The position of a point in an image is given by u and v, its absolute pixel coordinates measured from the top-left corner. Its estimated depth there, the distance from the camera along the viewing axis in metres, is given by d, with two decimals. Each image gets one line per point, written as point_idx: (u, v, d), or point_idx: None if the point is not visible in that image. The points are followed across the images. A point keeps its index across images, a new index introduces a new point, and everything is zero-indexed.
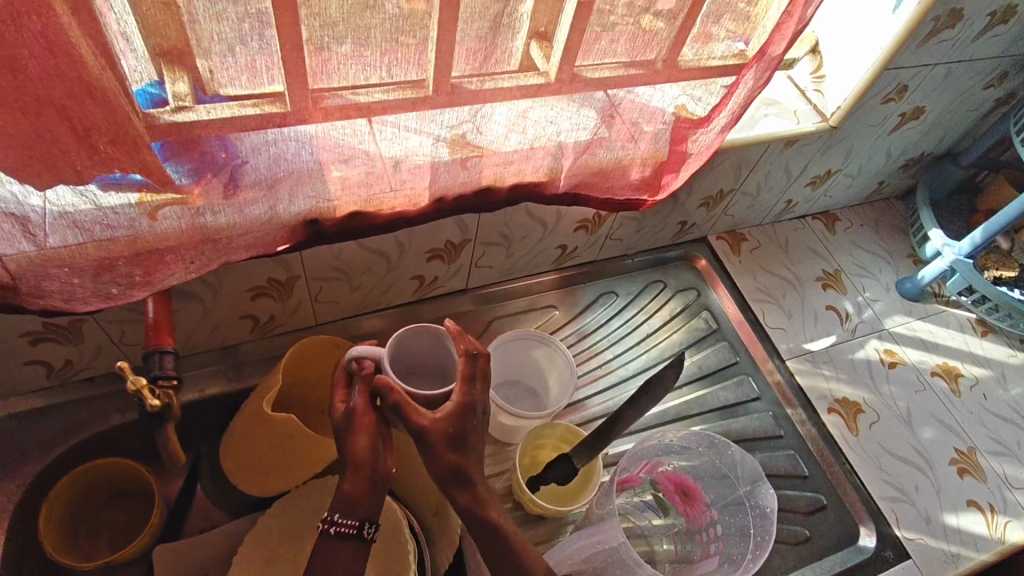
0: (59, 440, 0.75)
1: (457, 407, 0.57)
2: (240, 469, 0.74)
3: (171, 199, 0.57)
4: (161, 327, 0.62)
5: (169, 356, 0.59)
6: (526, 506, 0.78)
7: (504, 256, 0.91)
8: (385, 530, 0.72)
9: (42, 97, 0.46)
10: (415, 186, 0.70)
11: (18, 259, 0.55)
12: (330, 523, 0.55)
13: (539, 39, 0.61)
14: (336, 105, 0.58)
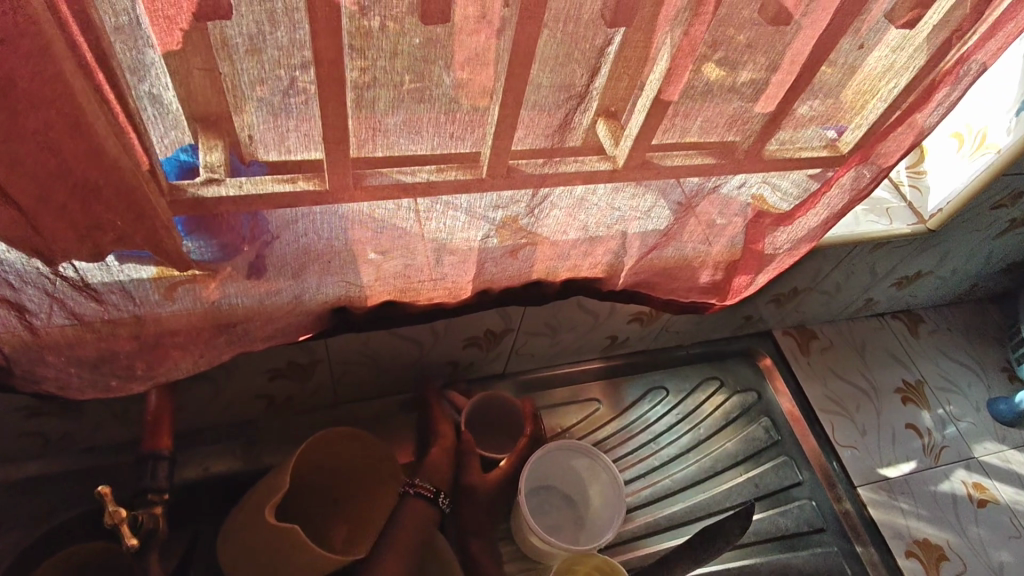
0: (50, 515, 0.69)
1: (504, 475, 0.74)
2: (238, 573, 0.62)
3: (188, 278, 0.51)
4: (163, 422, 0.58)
5: (163, 463, 0.56)
6: None
7: (548, 344, 0.83)
8: None
9: (52, 174, 0.41)
10: (457, 279, 0.62)
11: (11, 341, 0.49)
12: (410, 485, 0.69)
13: (608, 117, 0.52)
14: (379, 184, 0.50)
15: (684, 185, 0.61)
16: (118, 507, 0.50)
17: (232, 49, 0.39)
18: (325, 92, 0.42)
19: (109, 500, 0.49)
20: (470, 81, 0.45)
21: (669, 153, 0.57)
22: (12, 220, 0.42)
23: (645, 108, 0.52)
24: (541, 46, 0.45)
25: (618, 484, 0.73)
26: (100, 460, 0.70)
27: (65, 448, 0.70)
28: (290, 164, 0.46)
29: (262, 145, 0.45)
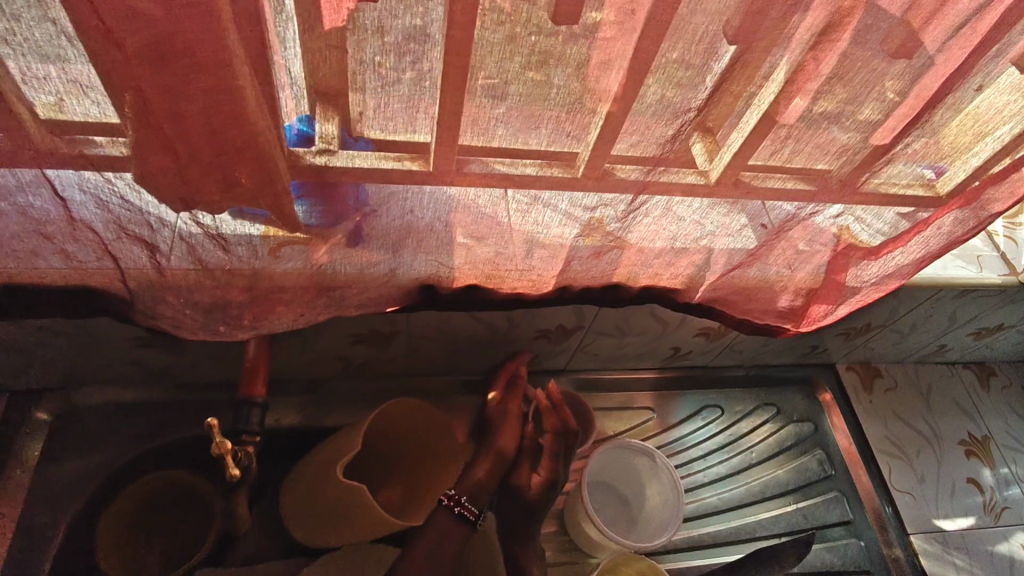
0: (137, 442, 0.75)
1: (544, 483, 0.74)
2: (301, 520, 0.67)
3: (298, 240, 0.54)
4: (258, 371, 0.62)
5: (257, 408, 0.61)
6: None
7: (613, 347, 0.84)
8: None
9: (196, 127, 0.44)
10: (543, 272, 0.64)
11: (138, 276, 0.54)
12: (455, 503, 0.68)
13: (704, 133, 0.52)
14: (480, 173, 0.52)
15: (776, 208, 0.61)
16: (224, 439, 0.56)
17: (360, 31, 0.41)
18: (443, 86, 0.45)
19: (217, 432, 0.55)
20: (591, 81, 0.46)
21: (767, 175, 0.57)
22: (159, 161, 0.46)
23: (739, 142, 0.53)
24: (660, 58, 0.46)
25: (677, 485, 0.72)
26: (188, 397, 0.76)
27: (157, 382, 0.75)
28: (409, 148, 0.49)
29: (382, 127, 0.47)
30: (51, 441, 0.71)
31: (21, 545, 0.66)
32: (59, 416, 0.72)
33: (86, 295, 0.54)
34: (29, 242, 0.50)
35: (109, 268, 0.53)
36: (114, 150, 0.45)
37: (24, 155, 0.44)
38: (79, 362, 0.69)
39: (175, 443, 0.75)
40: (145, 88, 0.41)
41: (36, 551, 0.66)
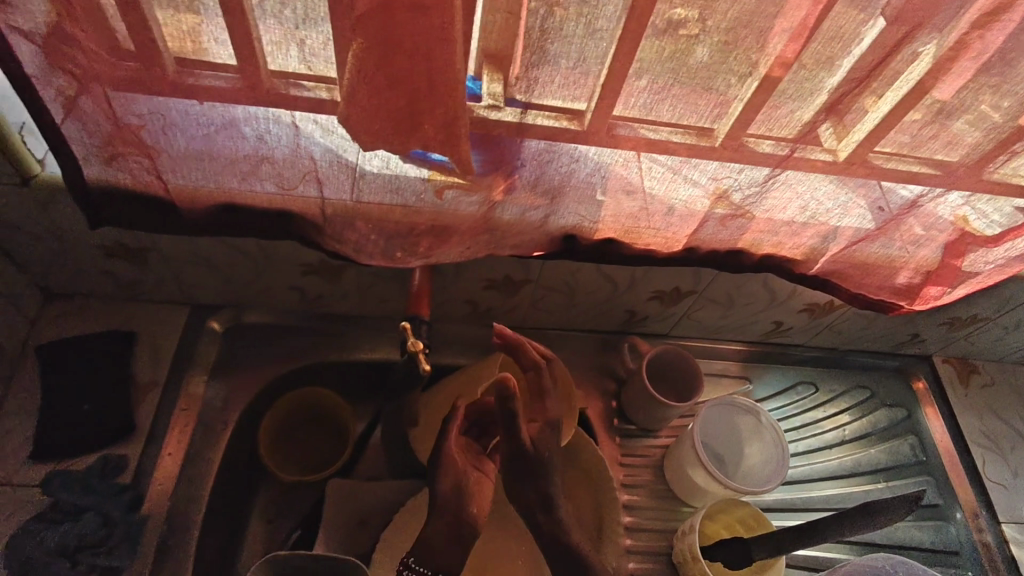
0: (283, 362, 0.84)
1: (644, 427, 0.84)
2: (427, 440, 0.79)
3: (457, 183, 0.61)
4: (421, 297, 0.70)
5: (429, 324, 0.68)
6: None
7: (718, 316, 0.89)
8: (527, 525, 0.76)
9: (405, 78, 0.51)
10: (677, 232, 0.70)
11: (334, 203, 0.62)
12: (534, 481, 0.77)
13: (834, 115, 0.57)
14: (624, 135, 0.58)
15: (901, 189, 0.65)
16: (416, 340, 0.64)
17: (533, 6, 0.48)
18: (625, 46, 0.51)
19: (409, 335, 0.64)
20: (765, 49, 0.52)
21: (892, 157, 0.61)
22: (367, 102, 0.52)
23: (873, 122, 0.58)
24: (817, 38, 0.51)
25: (784, 440, 0.77)
26: (337, 324, 0.86)
27: (308, 309, 0.84)
28: (573, 110, 0.56)
29: (543, 95, 0.55)
30: (225, 347, 0.82)
31: (199, 438, 0.75)
32: (229, 330, 0.83)
33: (282, 218, 0.65)
34: (254, 169, 0.61)
35: (311, 197, 0.62)
36: (318, 93, 0.54)
37: (257, 92, 0.54)
38: (252, 283, 0.78)
39: (318, 365, 0.85)
40: (373, 36, 0.48)
41: (210, 445, 0.75)
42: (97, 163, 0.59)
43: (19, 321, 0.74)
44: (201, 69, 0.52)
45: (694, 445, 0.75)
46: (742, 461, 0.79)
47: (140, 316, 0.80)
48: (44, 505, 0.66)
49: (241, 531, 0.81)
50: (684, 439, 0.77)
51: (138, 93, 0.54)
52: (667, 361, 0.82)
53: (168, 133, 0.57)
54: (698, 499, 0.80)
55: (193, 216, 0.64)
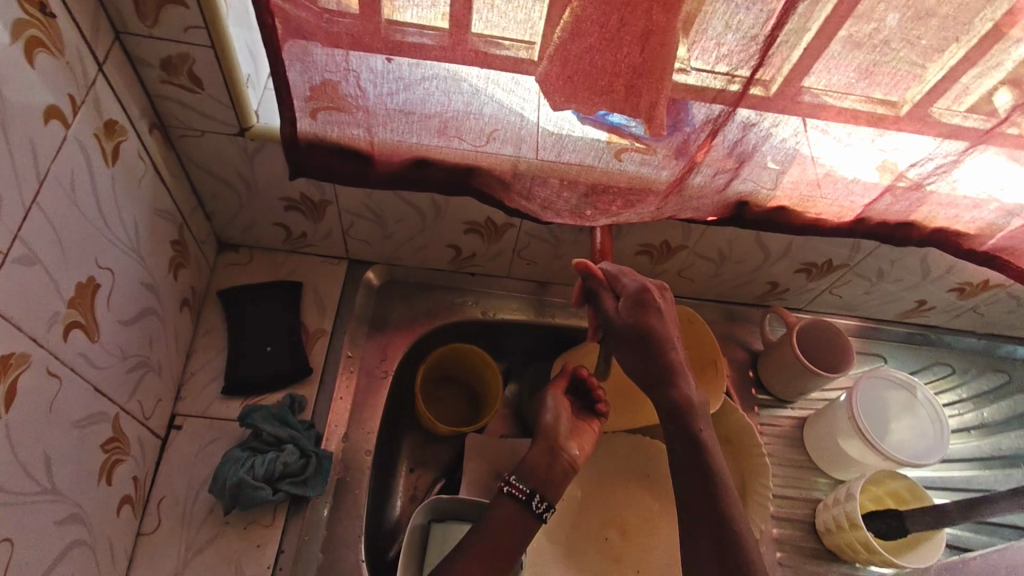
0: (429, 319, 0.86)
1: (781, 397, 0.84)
2: None
3: (636, 147, 0.63)
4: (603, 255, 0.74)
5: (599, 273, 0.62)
6: (845, 544, 0.76)
7: (862, 291, 0.88)
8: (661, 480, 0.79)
9: (616, 36, 0.52)
10: (855, 202, 0.70)
11: (530, 162, 0.65)
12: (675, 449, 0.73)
13: (1014, 84, 0.55)
14: (809, 103, 0.58)
15: None
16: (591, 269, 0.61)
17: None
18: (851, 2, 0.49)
19: (611, 279, 0.61)
20: (1020, 12, 0.50)
21: None
22: (575, 61, 0.54)
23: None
24: None
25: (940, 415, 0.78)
26: (482, 284, 0.88)
27: (457, 268, 0.86)
28: (791, 76, 0.56)
29: (735, 69, 0.54)
30: (378, 301, 0.85)
31: (364, 384, 0.79)
32: (382, 283, 0.86)
33: (468, 173, 0.67)
34: (456, 127, 0.63)
35: (505, 154, 0.65)
36: (515, 53, 0.55)
37: (459, 50, 0.55)
38: (413, 239, 0.80)
39: (462, 323, 0.87)
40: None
41: (374, 393, 0.79)
42: (306, 116, 0.61)
43: (204, 267, 0.78)
44: (407, 26, 0.54)
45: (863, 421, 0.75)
46: (897, 435, 0.79)
47: (303, 267, 0.83)
48: (240, 435, 0.71)
49: (390, 478, 0.84)
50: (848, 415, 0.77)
51: (363, 50, 0.56)
52: (812, 332, 0.83)
53: (387, 90, 0.59)
54: (841, 466, 0.81)
55: (385, 170, 0.67)
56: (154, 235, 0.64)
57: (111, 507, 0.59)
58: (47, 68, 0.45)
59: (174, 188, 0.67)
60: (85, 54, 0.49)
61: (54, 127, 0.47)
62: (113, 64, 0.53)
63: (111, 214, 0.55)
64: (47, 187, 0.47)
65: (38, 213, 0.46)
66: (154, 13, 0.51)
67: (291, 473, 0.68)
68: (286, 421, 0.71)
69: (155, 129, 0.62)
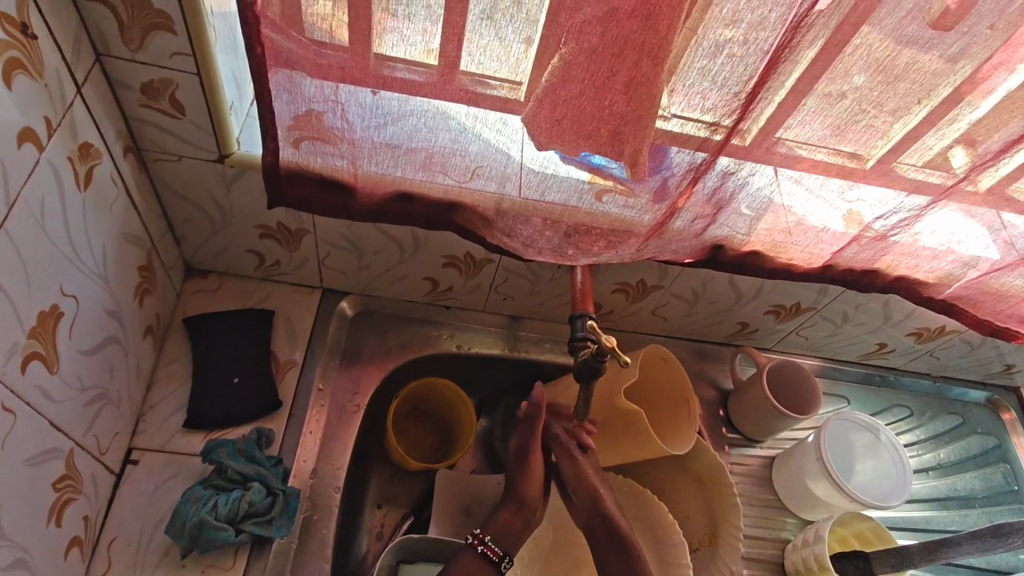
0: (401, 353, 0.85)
1: (746, 425, 0.88)
2: None
3: (616, 189, 0.64)
4: (585, 295, 0.70)
5: (590, 318, 0.62)
6: None
7: (826, 333, 0.91)
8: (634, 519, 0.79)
9: (603, 84, 0.53)
10: (823, 249, 0.72)
11: (513, 200, 0.66)
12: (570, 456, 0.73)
13: (969, 145, 0.59)
14: (783, 154, 0.60)
15: None
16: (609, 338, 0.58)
17: (703, 27, 0.50)
18: (821, 65, 0.52)
19: (603, 334, 0.58)
20: (980, 81, 0.53)
21: None
22: (563, 105, 0.55)
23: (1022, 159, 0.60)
24: (995, 78, 0.53)
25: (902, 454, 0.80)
26: (457, 317, 0.88)
27: (432, 300, 0.85)
28: (767, 129, 0.58)
29: (719, 120, 0.56)
30: (350, 332, 0.84)
31: (334, 418, 0.77)
32: (356, 314, 0.85)
33: (450, 209, 0.67)
34: (441, 163, 0.63)
35: (488, 191, 0.65)
36: (502, 92, 0.56)
37: (449, 88, 0.56)
38: (390, 271, 0.79)
39: (436, 356, 0.86)
40: (587, 43, 0.50)
41: (344, 426, 0.77)
42: (288, 145, 0.61)
43: (170, 293, 0.75)
44: (395, 63, 0.54)
45: (830, 467, 0.77)
46: (861, 476, 0.81)
47: (275, 294, 0.81)
48: (202, 471, 0.68)
49: (357, 515, 0.81)
50: (815, 461, 0.79)
51: (352, 84, 0.56)
52: (782, 372, 0.85)
53: (374, 124, 0.59)
54: (810, 507, 0.82)
55: (367, 204, 0.66)
56: (121, 261, 0.61)
57: (59, 551, 0.55)
58: (23, 90, 0.43)
59: (144, 211, 0.65)
60: (64, 76, 0.48)
61: (28, 150, 0.45)
62: (92, 86, 0.52)
63: (80, 241, 0.53)
64: (14, 214, 0.44)
65: (3, 238, 0.43)
66: (140, 38, 0.50)
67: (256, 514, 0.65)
68: (255, 458, 0.68)
69: (130, 152, 0.61)
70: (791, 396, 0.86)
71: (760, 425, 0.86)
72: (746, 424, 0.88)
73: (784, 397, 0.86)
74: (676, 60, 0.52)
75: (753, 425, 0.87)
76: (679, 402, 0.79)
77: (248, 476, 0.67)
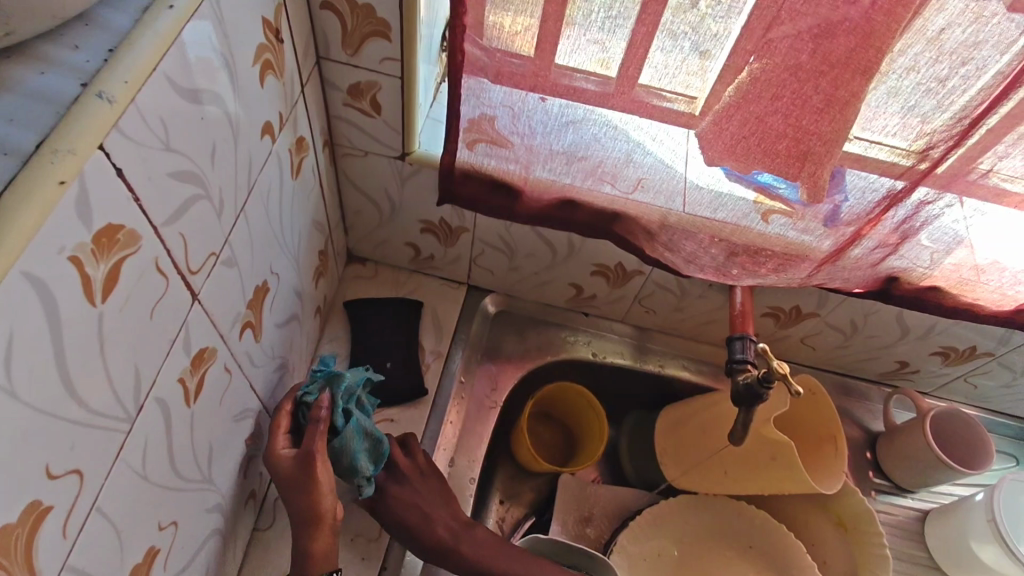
0: (536, 355, 0.86)
1: (893, 471, 0.82)
2: (670, 455, 0.80)
3: (785, 210, 0.62)
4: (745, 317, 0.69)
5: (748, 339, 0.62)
6: None
7: (1002, 383, 0.82)
8: (761, 538, 0.79)
9: (803, 101, 0.51)
10: (1017, 291, 0.66)
11: (680, 215, 0.65)
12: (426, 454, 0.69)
13: None
14: (988, 186, 0.55)
15: None
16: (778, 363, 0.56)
17: (904, 49, 0.46)
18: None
19: (773, 358, 0.55)
20: None
21: None
22: (752, 122, 0.54)
23: None
24: None
25: None
26: (594, 325, 0.88)
27: (573, 306, 0.86)
28: (976, 158, 0.53)
29: (930, 147, 0.52)
30: (490, 330, 0.87)
31: (473, 411, 0.80)
32: (498, 313, 0.87)
33: (611, 219, 0.68)
34: (610, 173, 0.63)
35: (654, 204, 0.65)
36: (682, 106, 0.55)
37: (630, 100, 0.56)
38: (537, 274, 0.81)
39: (569, 362, 0.87)
40: (789, 60, 0.49)
41: (481, 420, 0.80)
42: (466, 147, 0.64)
43: (335, 278, 0.81)
44: (574, 72, 0.55)
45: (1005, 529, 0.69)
46: None
47: (424, 288, 0.85)
48: None
49: (482, 507, 0.84)
50: (987, 521, 0.71)
51: (539, 93, 0.57)
52: (946, 422, 0.78)
53: (553, 132, 0.61)
54: (964, 569, 0.76)
55: (530, 207, 0.68)
56: (308, 245, 0.67)
57: (241, 501, 0.61)
58: (270, 88, 0.48)
59: (329, 201, 0.71)
60: (294, 76, 0.53)
61: (266, 141, 0.50)
62: (310, 86, 0.57)
63: (286, 223, 0.58)
64: (251, 198, 0.49)
65: (242, 219, 0.48)
66: (356, 44, 0.55)
67: (349, 452, 0.58)
68: (356, 394, 0.60)
69: (326, 147, 0.66)
70: (953, 450, 0.78)
71: (914, 476, 0.79)
72: (895, 472, 0.81)
73: (943, 449, 0.79)
74: (885, 81, 0.49)
75: (903, 474, 0.80)
76: (825, 437, 0.74)
77: (348, 410, 0.59)
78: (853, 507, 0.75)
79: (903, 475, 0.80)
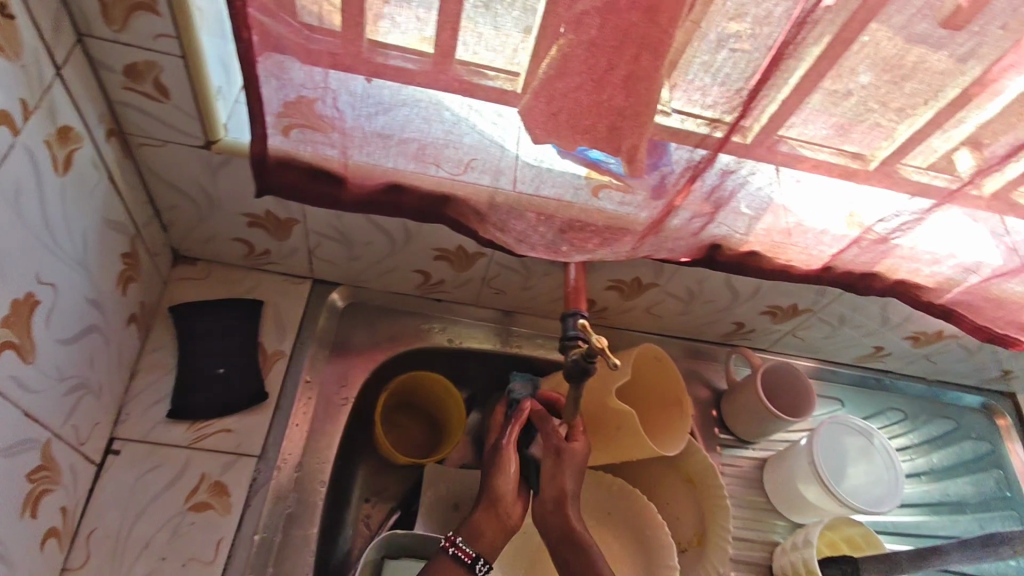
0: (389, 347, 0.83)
1: (736, 425, 0.87)
2: None
3: (610, 184, 0.62)
4: (579, 292, 0.69)
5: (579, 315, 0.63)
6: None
7: (824, 335, 0.90)
8: (617, 504, 0.81)
9: (603, 75, 0.51)
10: (822, 250, 0.71)
11: (508, 195, 0.64)
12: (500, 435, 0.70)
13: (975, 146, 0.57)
14: (783, 153, 0.59)
15: None
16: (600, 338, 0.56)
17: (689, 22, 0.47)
18: (821, 62, 0.50)
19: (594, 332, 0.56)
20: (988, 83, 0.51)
21: None
22: (561, 98, 0.53)
23: None
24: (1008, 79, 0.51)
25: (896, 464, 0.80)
26: (449, 310, 0.86)
27: (425, 293, 0.84)
28: (770, 127, 0.56)
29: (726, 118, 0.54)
30: (339, 325, 0.82)
31: (322, 410, 0.76)
32: (346, 306, 0.83)
33: (442, 201, 0.65)
34: (434, 154, 0.61)
35: (482, 184, 0.63)
36: (499, 83, 0.54)
37: (441, 77, 0.54)
38: (380, 262, 0.77)
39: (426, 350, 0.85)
40: (585, 34, 0.49)
41: (333, 418, 0.76)
42: (277, 133, 0.59)
43: (156, 281, 0.74)
44: (389, 49, 0.52)
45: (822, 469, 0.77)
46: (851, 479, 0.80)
47: (263, 285, 0.79)
48: (185, 463, 0.67)
49: (342, 508, 0.80)
50: (808, 464, 0.78)
51: (344, 72, 0.54)
52: (777, 374, 0.84)
53: (366, 114, 0.57)
54: (800, 510, 0.82)
55: (356, 194, 0.65)
56: (103, 247, 0.60)
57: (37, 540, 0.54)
58: None
59: (129, 198, 0.64)
60: (41, 56, 0.46)
61: None
62: (72, 68, 0.50)
63: (57, 224, 0.51)
64: None
65: None
66: (122, 18, 0.49)
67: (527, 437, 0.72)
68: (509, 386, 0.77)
69: (114, 137, 0.59)
70: (784, 399, 0.85)
71: (754, 428, 0.85)
72: (737, 427, 0.87)
73: (777, 399, 0.85)
74: (676, 54, 0.50)
75: (744, 427, 0.86)
76: (670, 402, 0.77)
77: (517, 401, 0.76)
78: (698, 464, 0.79)
79: (744, 429, 0.86)
